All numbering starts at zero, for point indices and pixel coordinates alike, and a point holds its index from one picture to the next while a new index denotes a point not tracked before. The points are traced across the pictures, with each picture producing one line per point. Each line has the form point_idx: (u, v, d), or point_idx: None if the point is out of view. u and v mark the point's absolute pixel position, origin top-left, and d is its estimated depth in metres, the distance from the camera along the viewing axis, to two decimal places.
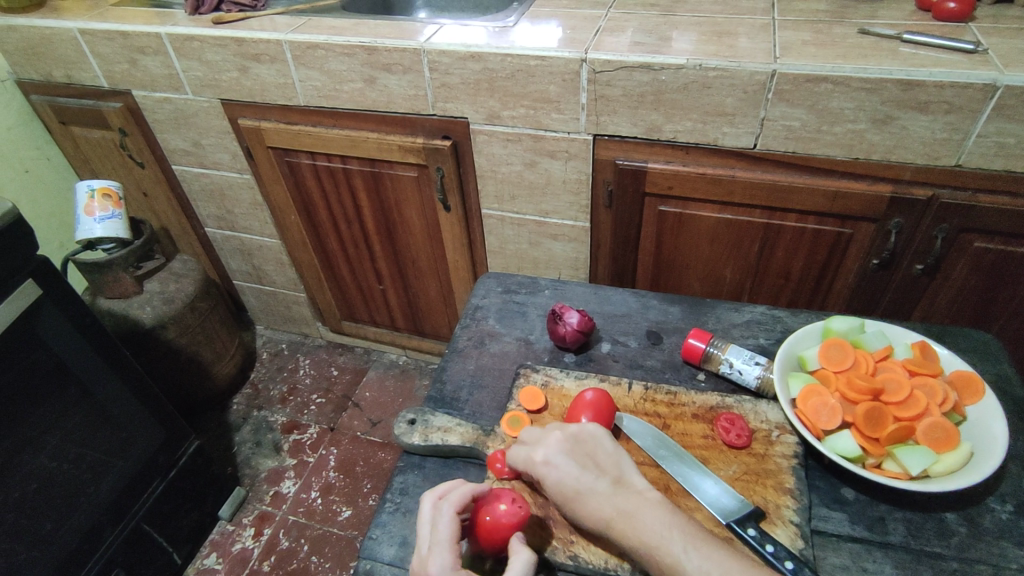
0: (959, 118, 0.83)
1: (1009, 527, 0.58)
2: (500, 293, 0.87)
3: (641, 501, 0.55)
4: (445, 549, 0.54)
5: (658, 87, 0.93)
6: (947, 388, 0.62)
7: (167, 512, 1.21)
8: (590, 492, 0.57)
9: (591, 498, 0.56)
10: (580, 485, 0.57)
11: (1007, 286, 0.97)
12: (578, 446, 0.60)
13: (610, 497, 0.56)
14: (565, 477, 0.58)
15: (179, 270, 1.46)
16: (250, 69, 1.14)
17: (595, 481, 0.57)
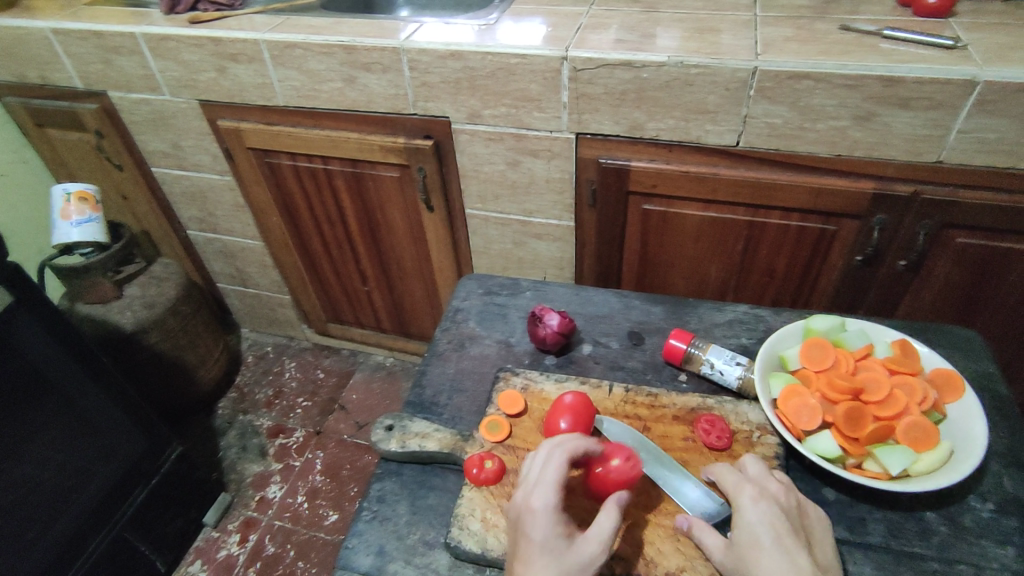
0: (940, 114, 0.83)
1: (990, 526, 0.58)
2: (481, 294, 0.86)
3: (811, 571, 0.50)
4: (550, 487, 0.55)
5: (640, 84, 0.92)
6: (927, 387, 0.61)
7: (151, 519, 1.19)
8: (767, 549, 0.51)
9: (771, 555, 0.51)
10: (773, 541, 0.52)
11: (989, 281, 0.97)
12: (792, 504, 0.55)
13: (791, 560, 0.50)
14: (767, 525, 0.53)
15: (160, 274, 1.44)
16: (228, 69, 1.12)
17: (781, 538, 0.52)
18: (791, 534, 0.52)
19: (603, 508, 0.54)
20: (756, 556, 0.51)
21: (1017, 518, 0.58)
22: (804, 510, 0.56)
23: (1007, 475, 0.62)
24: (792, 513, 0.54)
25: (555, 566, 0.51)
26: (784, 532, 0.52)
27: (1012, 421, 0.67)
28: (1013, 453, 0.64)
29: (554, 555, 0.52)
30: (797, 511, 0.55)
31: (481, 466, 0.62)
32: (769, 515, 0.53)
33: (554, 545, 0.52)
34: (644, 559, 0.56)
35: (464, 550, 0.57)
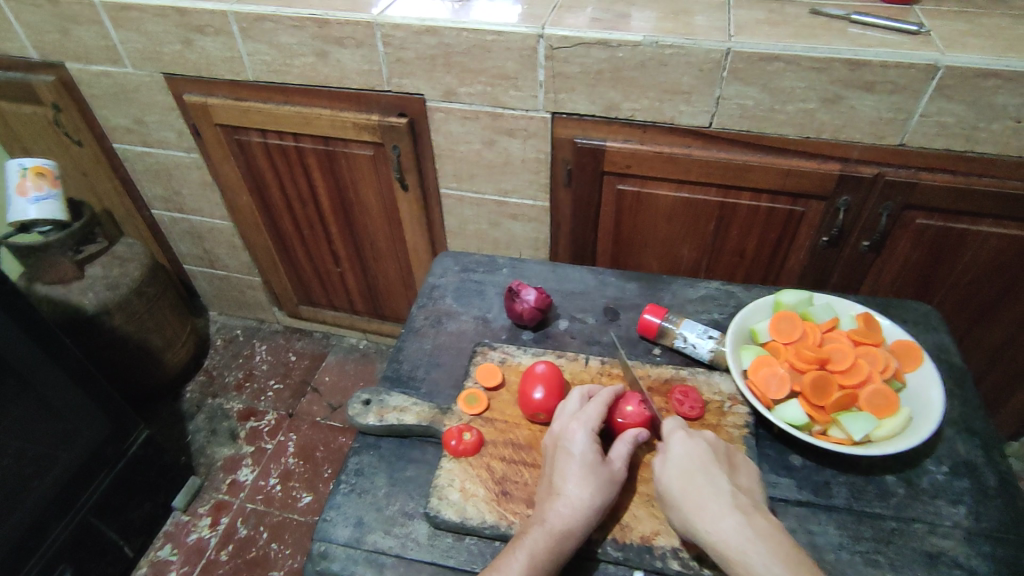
0: (902, 98, 0.85)
1: (944, 487, 0.61)
2: (457, 272, 0.86)
3: (729, 491, 0.55)
4: (587, 419, 0.60)
5: (615, 64, 0.93)
6: (889, 357, 0.64)
7: (118, 504, 1.16)
8: (690, 476, 0.56)
9: (695, 482, 0.56)
10: (693, 471, 0.56)
11: (946, 261, 1.01)
12: (720, 442, 0.60)
13: (710, 480, 0.55)
14: (688, 458, 0.57)
15: (124, 254, 1.39)
16: (194, 42, 1.09)
17: (704, 467, 0.57)
18: (715, 463, 0.57)
19: (622, 437, 0.60)
20: (682, 483, 0.56)
21: (969, 479, 0.62)
22: (732, 449, 0.60)
23: (960, 439, 0.65)
24: (720, 449, 0.59)
25: (590, 477, 0.56)
26: (705, 463, 0.57)
27: (965, 389, 0.70)
28: (967, 419, 0.67)
29: (590, 469, 0.57)
30: (725, 448, 0.59)
31: (459, 438, 0.63)
32: (695, 449, 0.58)
33: (590, 460, 0.57)
34: (620, 524, 0.58)
35: (442, 519, 0.58)
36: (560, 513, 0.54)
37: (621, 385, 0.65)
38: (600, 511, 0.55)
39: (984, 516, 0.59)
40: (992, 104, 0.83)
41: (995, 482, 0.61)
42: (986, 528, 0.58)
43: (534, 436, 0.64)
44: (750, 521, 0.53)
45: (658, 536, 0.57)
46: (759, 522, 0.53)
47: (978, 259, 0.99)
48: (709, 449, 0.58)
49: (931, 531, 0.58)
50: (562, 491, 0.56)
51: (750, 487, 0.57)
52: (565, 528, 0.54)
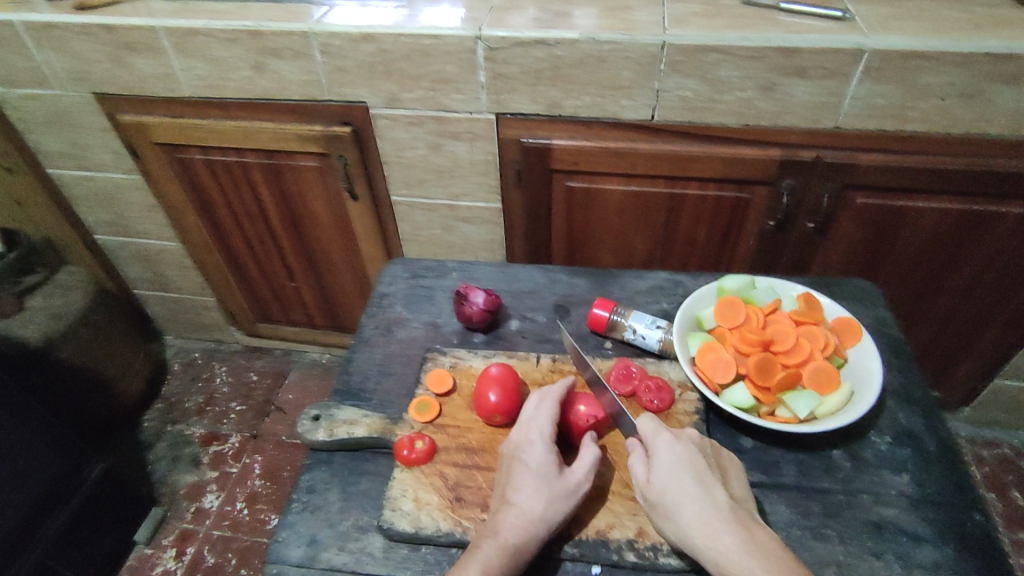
0: (833, 82, 0.88)
1: (888, 457, 0.63)
2: (406, 279, 0.85)
3: (726, 502, 0.54)
4: (545, 430, 0.60)
5: (555, 62, 0.93)
6: (828, 334, 0.66)
7: (74, 545, 1.12)
8: (684, 486, 0.55)
9: (691, 493, 0.55)
10: (689, 482, 0.55)
11: (888, 238, 1.04)
12: (707, 444, 0.59)
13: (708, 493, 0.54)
14: (682, 467, 0.56)
15: (66, 283, 1.35)
16: (125, 59, 1.06)
17: (699, 476, 0.56)
18: (708, 471, 0.56)
19: (584, 444, 0.59)
20: (678, 494, 0.55)
21: (912, 447, 0.63)
22: (718, 449, 0.60)
23: (902, 409, 0.67)
24: (708, 453, 0.58)
25: (545, 489, 0.56)
26: (700, 471, 0.56)
27: (905, 361, 0.72)
28: (908, 389, 0.69)
29: (546, 481, 0.57)
30: (712, 450, 0.59)
31: (411, 447, 0.62)
32: (687, 456, 0.57)
33: (545, 473, 0.57)
34: (575, 521, 0.59)
35: (397, 531, 0.57)
36: (513, 526, 0.54)
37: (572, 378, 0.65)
38: (555, 524, 0.55)
39: (926, 483, 0.60)
40: (917, 84, 0.86)
41: (936, 448, 0.63)
42: (928, 494, 0.60)
43: (487, 440, 0.64)
44: (751, 535, 0.52)
45: (613, 529, 0.58)
46: (760, 535, 0.52)
47: (917, 234, 1.02)
48: (701, 455, 0.57)
49: (877, 501, 0.59)
50: (516, 503, 0.56)
51: (737, 492, 0.57)
52: (519, 541, 0.54)
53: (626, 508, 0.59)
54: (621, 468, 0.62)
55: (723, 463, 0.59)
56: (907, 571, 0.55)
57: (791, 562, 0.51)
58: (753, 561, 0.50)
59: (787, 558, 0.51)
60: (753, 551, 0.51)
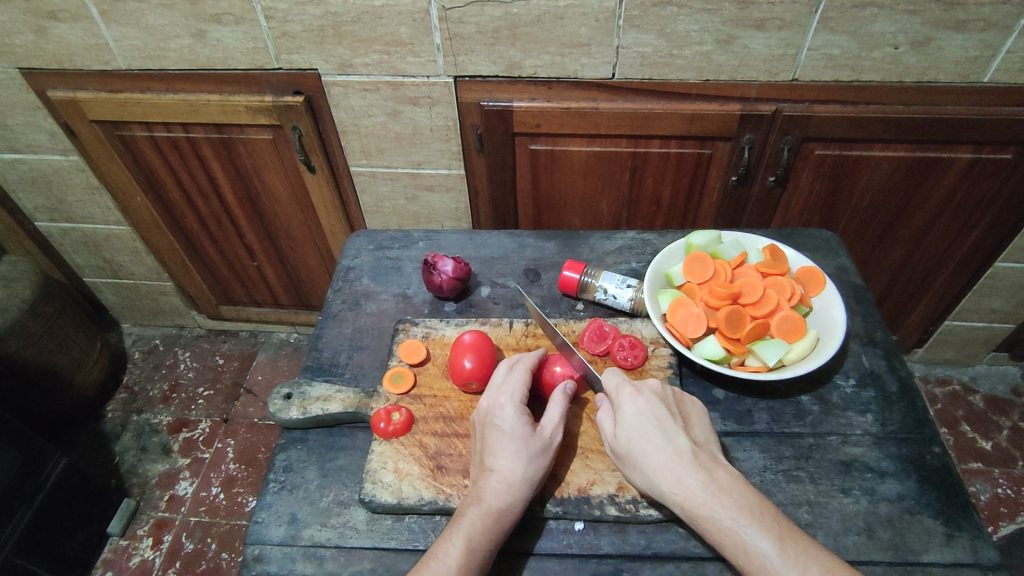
0: (790, 33, 0.88)
1: (853, 399, 0.65)
2: (372, 251, 0.83)
3: (689, 447, 0.56)
4: (514, 392, 0.60)
5: (512, 20, 0.90)
6: (794, 284, 0.67)
7: (43, 542, 1.09)
8: (648, 437, 0.56)
9: (654, 443, 0.56)
10: (652, 433, 0.56)
11: (845, 188, 1.06)
12: (669, 393, 0.60)
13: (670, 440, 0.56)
14: (644, 418, 0.57)
15: (9, 274, 1.29)
16: (50, 30, 0.98)
17: (661, 424, 0.57)
18: (670, 419, 0.57)
19: (553, 401, 0.60)
20: (642, 446, 0.56)
21: (874, 388, 0.66)
22: (679, 396, 0.61)
23: (865, 352, 0.69)
24: (670, 401, 0.59)
25: (522, 450, 0.56)
26: (663, 421, 0.57)
27: (866, 306, 0.74)
28: (869, 333, 0.71)
29: (521, 441, 0.57)
30: (673, 397, 0.60)
31: (388, 419, 0.62)
32: (649, 407, 0.58)
33: (519, 433, 0.57)
34: (556, 480, 0.59)
35: (379, 503, 0.57)
36: (495, 491, 0.54)
37: (542, 348, 0.65)
38: (535, 482, 0.56)
39: (889, 420, 0.63)
40: (871, 33, 0.87)
41: (897, 388, 0.66)
42: (891, 430, 0.62)
43: (464, 407, 0.63)
44: (713, 476, 0.54)
45: (593, 486, 0.59)
46: (721, 476, 0.54)
47: (873, 183, 1.05)
48: (662, 404, 0.58)
49: (844, 441, 0.62)
50: (495, 468, 0.56)
51: (702, 437, 0.58)
52: (501, 505, 0.54)
53: (606, 465, 0.60)
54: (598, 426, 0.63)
55: (687, 410, 0.60)
56: (874, 505, 0.57)
57: (753, 498, 0.53)
58: (717, 501, 0.52)
59: (747, 495, 0.52)
60: (715, 492, 0.52)
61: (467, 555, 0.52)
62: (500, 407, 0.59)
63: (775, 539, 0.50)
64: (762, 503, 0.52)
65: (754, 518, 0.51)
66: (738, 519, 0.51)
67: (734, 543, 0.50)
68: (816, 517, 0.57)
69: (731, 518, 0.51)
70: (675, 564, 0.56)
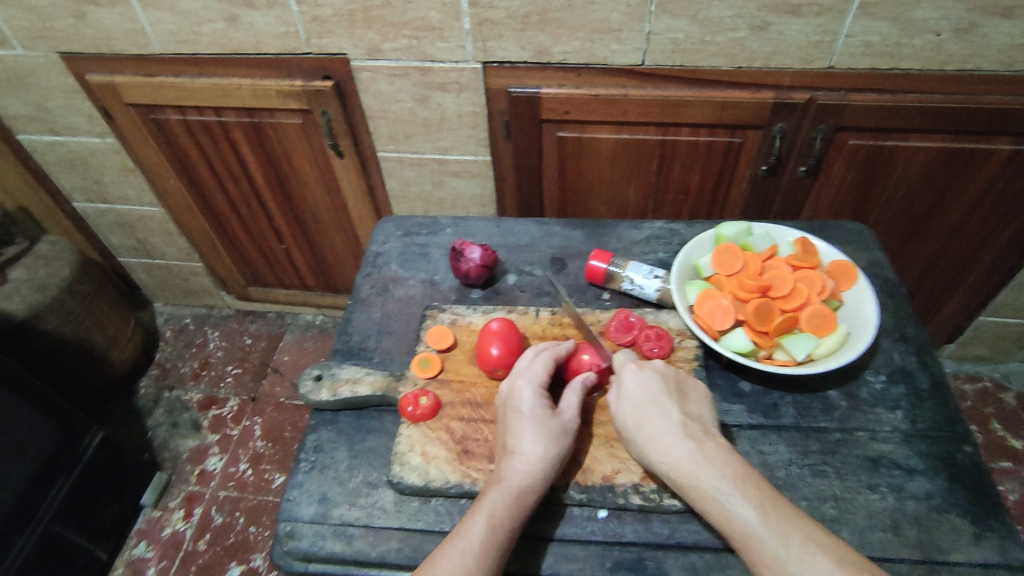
0: (827, 20, 0.86)
1: (882, 395, 0.64)
2: (400, 236, 0.84)
3: (680, 419, 0.57)
4: (534, 376, 0.61)
5: (542, 6, 0.90)
6: (825, 278, 0.66)
7: (82, 510, 1.14)
8: (643, 410, 0.58)
9: (648, 414, 0.58)
10: (646, 406, 0.58)
11: (879, 179, 1.04)
12: (671, 370, 0.61)
13: (661, 412, 0.57)
14: (641, 392, 0.59)
15: (48, 253, 1.32)
16: (88, 15, 1.00)
17: (656, 398, 0.59)
18: (667, 393, 0.59)
19: (571, 386, 0.61)
20: (637, 418, 0.58)
21: (905, 384, 0.65)
22: (683, 374, 0.62)
23: (896, 348, 0.68)
24: (671, 377, 0.61)
25: (542, 431, 0.57)
26: (658, 394, 0.59)
27: (899, 301, 0.73)
28: (901, 328, 0.70)
29: (542, 423, 0.58)
30: (675, 375, 0.61)
31: (416, 403, 0.63)
32: (647, 382, 0.60)
33: (539, 415, 0.58)
34: (581, 468, 0.60)
35: (407, 485, 0.59)
36: (517, 471, 0.55)
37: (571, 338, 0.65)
38: (556, 463, 0.57)
39: (919, 418, 0.63)
40: (913, 19, 0.84)
41: (928, 385, 0.65)
42: (921, 428, 0.62)
43: (490, 393, 0.64)
44: (701, 446, 0.55)
45: (618, 475, 0.60)
46: (710, 446, 0.55)
47: (909, 174, 1.02)
48: (661, 380, 0.60)
49: (873, 438, 0.61)
50: (517, 449, 0.57)
51: (700, 411, 0.59)
52: (523, 484, 0.55)
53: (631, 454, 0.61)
54: None
55: (689, 386, 0.61)
56: (901, 503, 0.57)
57: (741, 468, 0.54)
58: (702, 469, 0.53)
59: (734, 465, 0.54)
60: (701, 460, 0.54)
61: (491, 532, 0.52)
62: (518, 390, 0.60)
63: (758, 507, 0.51)
64: (749, 474, 0.53)
65: (737, 486, 0.52)
66: (724, 488, 0.52)
67: (716, 510, 0.52)
68: (842, 512, 0.57)
69: (715, 487, 0.52)
70: (698, 554, 0.57)
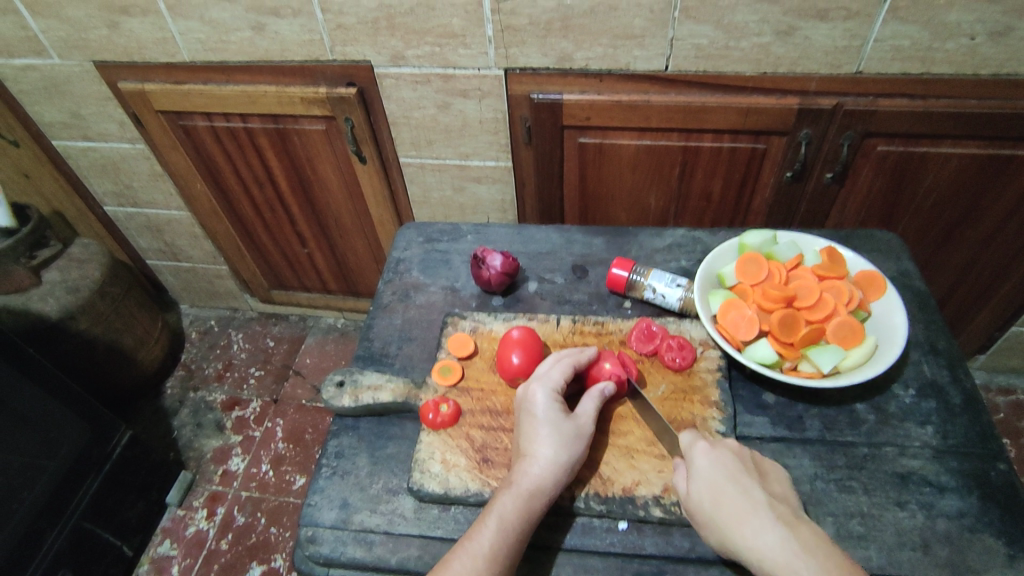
0: (856, 24, 0.84)
1: (911, 409, 0.63)
2: (421, 243, 0.84)
3: (765, 501, 0.54)
4: (549, 381, 0.60)
5: (565, 12, 0.89)
6: (852, 288, 0.65)
7: (111, 507, 1.17)
8: (724, 491, 0.54)
9: (731, 497, 0.54)
10: (727, 486, 0.54)
11: (909, 186, 1.02)
12: (742, 447, 0.58)
13: (746, 493, 0.54)
14: (718, 470, 0.55)
15: (81, 256, 1.36)
16: (121, 24, 1.03)
17: (737, 479, 0.55)
18: (745, 473, 0.55)
19: (588, 393, 0.60)
20: (719, 502, 0.54)
21: (935, 399, 0.64)
22: (753, 453, 0.58)
23: (926, 361, 0.67)
24: (744, 456, 0.57)
25: (555, 434, 0.57)
26: (738, 475, 0.55)
27: (928, 312, 0.71)
28: (931, 341, 0.69)
29: (555, 427, 0.57)
30: (747, 453, 0.58)
31: (437, 411, 0.63)
32: (723, 460, 0.56)
33: (553, 420, 0.58)
34: (601, 479, 0.60)
35: (427, 492, 0.59)
36: (528, 474, 0.55)
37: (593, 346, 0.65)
38: (569, 468, 0.56)
39: (950, 433, 0.61)
40: (945, 23, 0.82)
41: (960, 399, 0.63)
42: (952, 444, 0.60)
43: (511, 400, 0.64)
44: (795, 533, 0.51)
45: (638, 487, 0.59)
46: (803, 533, 0.52)
47: (940, 181, 1.00)
48: (736, 458, 0.56)
49: (901, 453, 0.60)
50: (530, 453, 0.57)
51: (780, 493, 0.55)
52: (534, 487, 0.55)
53: (652, 466, 0.60)
54: (644, 426, 0.63)
55: (762, 466, 0.57)
56: (931, 521, 0.56)
57: (839, 557, 0.50)
58: (800, 560, 0.50)
59: (832, 555, 0.50)
60: (798, 549, 0.50)
61: (499, 534, 0.53)
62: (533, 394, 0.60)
63: None
64: (847, 562, 0.50)
65: None
66: None
67: None
68: (869, 529, 0.56)
69: None
70: (719, 569, 0.56)
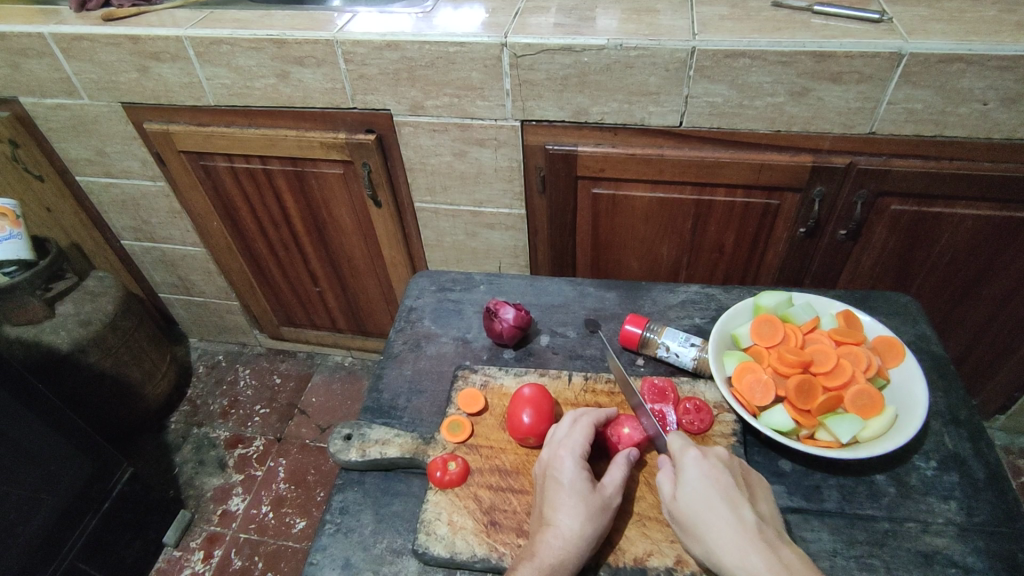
0: (869, 87, 0.85)
1: (933, 483, 0.61)
2: (434, 292, 0.85)
3: (754, 522, 0.54)
4: (576, 447, 0.60)
5: (581, 69, 0.92)
6: (870, 355, 0.64)
7: (105, 547, 1.14)
8: (711, 504, 0.54)
9: (717, 511, 0.54)
10: (715, 498, 0.54)
11: (924, 244, 1.01)
12: (734, 460, 0.58)
13: (734, 511, 0.54)
14: (707, 482, 0.55)
15: (95, 288, 1.37)
16: (151, 69, 1.06)
17: (725, 492, 0.55)
18: (736, 489, 0.55)
19: (614, 461, 0.59)
20: (704, 512, 0.54)
21: (958, 473, 0.62)
22: (745, 467, 0.59)
23: (947, 432, 0.65)
24: (736, 469, 0.58)
25: (580, 505, 0.56)
26: (727, 489, 0.55)
27: (948, 380, 0.70)
28: (952, 411, 0.67)
29: (581, 496, 0.56)
30: (739, 467, 0.58)
31: (445, 469, 0.62)
32: (714, 473, 0.56)
33: (579, 487, 0.57)
34: (613, 548, 0.58)
35: (432, 556, 0.57)
36: (552, 546, 0.54)
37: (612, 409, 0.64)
38: (591, 542, 0.55)
39: (974, 510, 0.59)
40: (957, 88, 0.83)
41: (983, 474, 0.62)
42: (977, 522, 0.58)
43: (519, 460, 0.64)
44: (780, 555, 0.51)
45: (652, 557, 0.57)
46: (788, 555, 0.52)
47: (954, 241, 1.00)
48: (728, 472, 0.57)
49: (924, 530, 0.58)
50: (553, 523, 0.55)
51: (768, 513, 0.56)
52: (556, 562, 0.53)
53: (665, 536, 0.59)
54: (657, 492, 0.61)
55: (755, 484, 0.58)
56: None
57: None
58: None
59: None
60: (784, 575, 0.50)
61: None
62: (560, 461, 0.59)
63: None
64: None
65: None
66: None
67: None
68: None
69: None
70: None
